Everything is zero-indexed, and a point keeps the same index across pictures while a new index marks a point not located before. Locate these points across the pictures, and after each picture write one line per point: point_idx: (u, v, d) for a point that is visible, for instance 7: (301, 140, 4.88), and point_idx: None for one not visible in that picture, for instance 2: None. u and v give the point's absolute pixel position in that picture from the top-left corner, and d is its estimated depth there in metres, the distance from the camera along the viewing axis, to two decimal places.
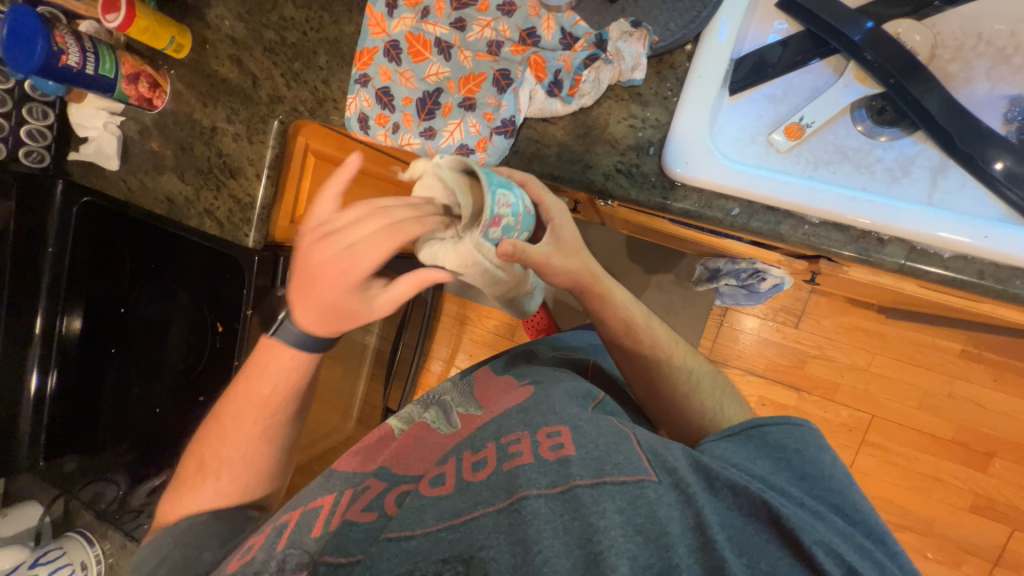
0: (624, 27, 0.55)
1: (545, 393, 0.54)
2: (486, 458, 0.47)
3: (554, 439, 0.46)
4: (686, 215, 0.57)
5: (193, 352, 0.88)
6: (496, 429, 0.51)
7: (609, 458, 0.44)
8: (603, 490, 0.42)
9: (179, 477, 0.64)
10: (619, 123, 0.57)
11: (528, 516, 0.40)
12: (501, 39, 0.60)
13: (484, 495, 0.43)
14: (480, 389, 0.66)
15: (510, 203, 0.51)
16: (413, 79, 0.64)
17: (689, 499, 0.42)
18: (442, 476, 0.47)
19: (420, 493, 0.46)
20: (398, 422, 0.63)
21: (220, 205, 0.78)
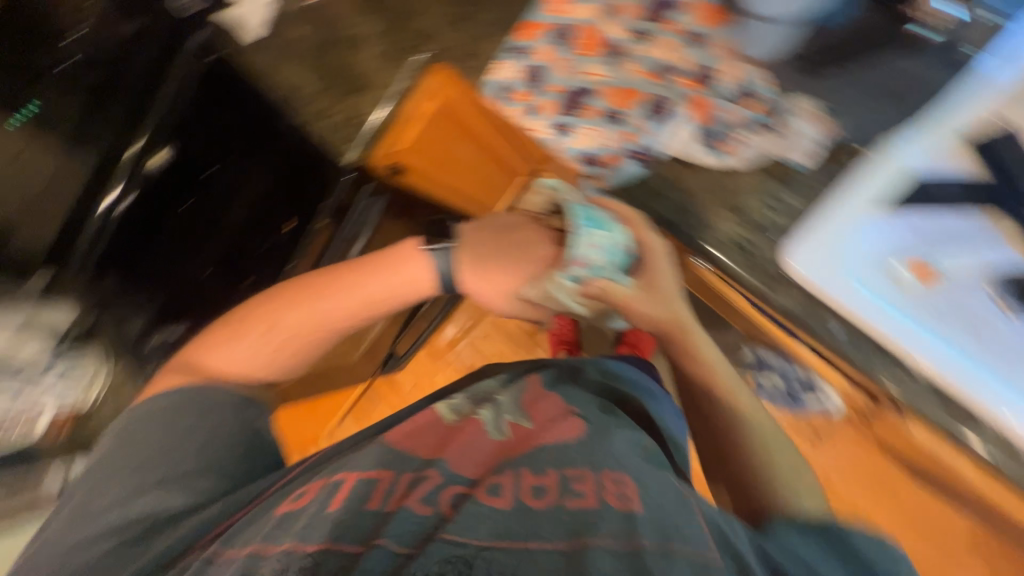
0: (805, 104, 0.53)
1: (605, 437, 0.55)
2: (546, 487, 0.48)
3: (618, 487, 0.48)
4: (785, 313, 0.54)
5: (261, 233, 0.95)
6: (553, 459, 0.53)
7: (672, 523, 0.45)
8: (671, 562, 0.40)
9: (236, 334, 0.70)
10: (756, 196, 0.54)
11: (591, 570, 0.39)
12: (676, 67, 0.57)
13: (544, 527, 0.44)
14: (529, 401, 0.64)
15: (597, 243, 0.65)
16: (570, 71, 0.62)
17: None
18: (498, 490, 0.48)
19: (479, 501, 0.47)
20: (449, 413, 0.65)
21: (338, 113, 0.81)
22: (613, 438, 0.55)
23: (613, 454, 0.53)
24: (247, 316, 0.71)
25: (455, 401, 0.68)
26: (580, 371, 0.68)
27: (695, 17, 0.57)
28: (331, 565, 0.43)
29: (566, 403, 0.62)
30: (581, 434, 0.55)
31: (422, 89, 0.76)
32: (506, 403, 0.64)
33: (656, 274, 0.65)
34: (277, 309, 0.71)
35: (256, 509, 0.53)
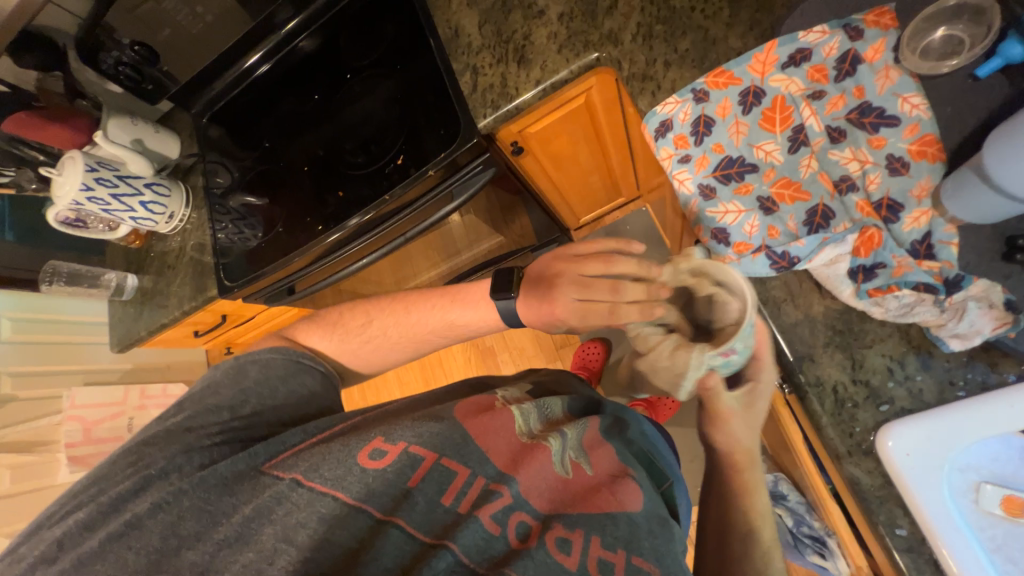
0: (993, 294, 0.45)
1: (659, 513, 0.45)
2: (615, 564, 0.39)
3: None
4: (854, 489, 0.48)
5: (362, 155, 0.90)
6: (628, 534, 0.41)
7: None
8: None
9: (331, 319, 0.67)
10: (879, 356, 0.49)
11: None
12: (859, 184, 0.52)
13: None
14: (591, 445, 0.50)
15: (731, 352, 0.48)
16: (742, 137, 0.58)
17: None
18: (570, 546, 0.39)
19: (547, 549, 0.39)
20: (521, 420, 0.50)
21: (488, 73, 0.78)
22: (671, 532, 0.43)
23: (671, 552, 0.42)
24: (352, 305, 0.69)
25: (512, 391, 0.57)
26: (625, 426, 0.55)
27: (909, 143, 0.51)
28: (393, 546, 0.39)
29: (621, 458, 0.49)
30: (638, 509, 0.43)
31: (580, 81, 0.75)
32: (570, 436, 0.49)
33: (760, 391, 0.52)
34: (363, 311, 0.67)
35: (322, 444, 0.47)
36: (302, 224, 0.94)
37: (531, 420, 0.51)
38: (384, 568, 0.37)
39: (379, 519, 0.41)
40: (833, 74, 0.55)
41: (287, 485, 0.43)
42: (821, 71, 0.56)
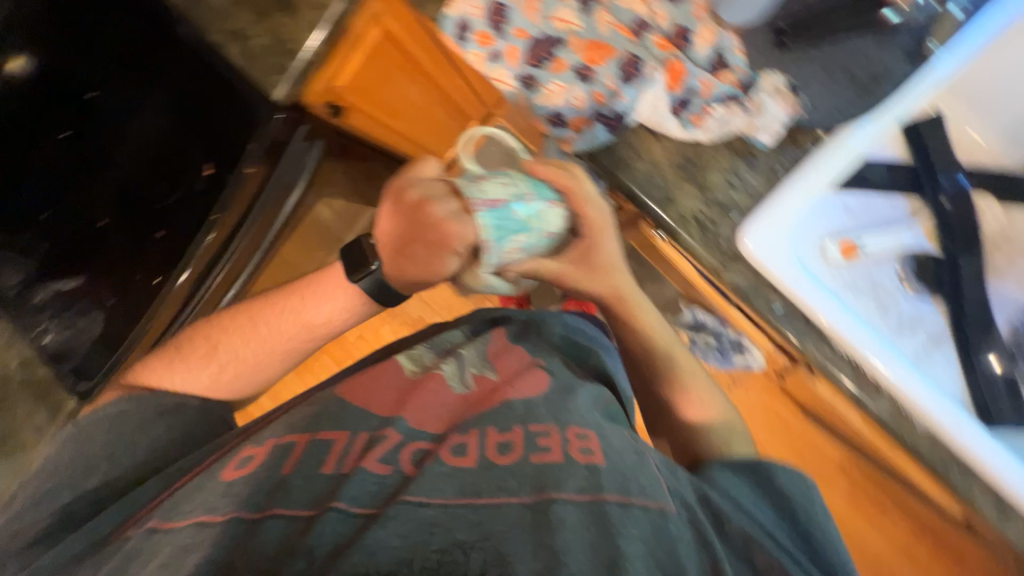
0: (778, 82, 0.52)
1: (569, 387, 0.50)
2: (512, 441, 0.43)
3: (584, 442, 0.42)
4: (735, 288, 0.56)
5: (167, 182, 0.79)
6: (523, 411, 0.46)
7: (634, 479, 0.39)
8: (633, 511, 0.36)
9: (175, 352, 0.63)
10: (719, 172, 0.54)
11: (557, 522, 0.35)
12: (651, 23, 0.54)
13: (509, 482, 0.39)
14: (494, 353, 0.56)
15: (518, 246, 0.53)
16: (538, 13, 0.56)
17: (705, 540, 0.38)
18: (464, 448, 0.42)
19: (441, 459, 0.41)
20: (410, 363, 0.56)
21: (254, 34, 0.66)
22: (573, 390, 0.50)
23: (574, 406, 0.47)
24: (188, 336, 0.64)
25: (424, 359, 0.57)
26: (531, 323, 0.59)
27: None
28: (274, 532, 0.37)
29: (528, 355, 0.55)
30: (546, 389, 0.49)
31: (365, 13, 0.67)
32: (466, 357, 0.55)
33: (596, 237, 0.58)
34: (224, 331, 0.63)
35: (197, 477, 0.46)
36: (137, 284, 0.80)
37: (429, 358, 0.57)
38: (260, 554, 0.35)
39: (251, 518, 0.39)
40: None
41: (140, 537, 0.41)
42: None
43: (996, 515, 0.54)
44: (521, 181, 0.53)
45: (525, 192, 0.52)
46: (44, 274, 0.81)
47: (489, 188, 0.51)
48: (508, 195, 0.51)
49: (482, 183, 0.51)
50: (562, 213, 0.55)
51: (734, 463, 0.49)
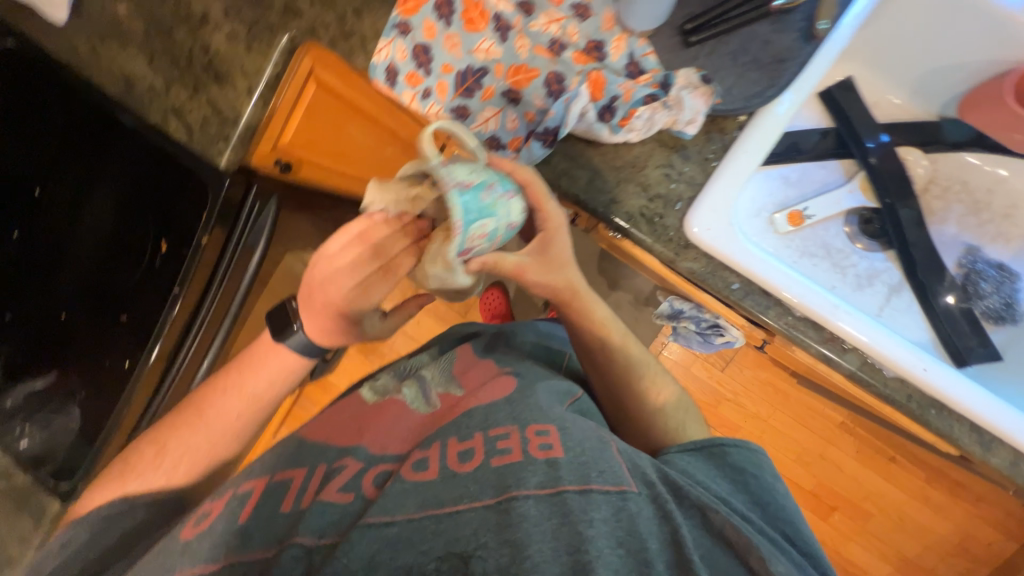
0: (692, 77, 0.54)
1: (530, 385, 0.53)
2: (472, 449, 0.44)
3: (542, 439, 0.43)
4: (692, 274, 0.58)
5: (122, 263, 0.77)
6: (484, 419, 0.48)
7: (595, 466, 0.41)
8: (590, 498, 0.39)
9: (122, 461, 0.60)
10: (655, 169, 0.57)
11: (516, 518, 0.37)
12: (566, 41, 0.56)
13: (470, 489, 0.41)
14: (461, 368, 0.60)
15: (486, 232, 0.48)
16: (460, 47, 0.58)
17: (668, 516, 0.39)
18: (425, 463, 0.44)
19: (401, 477, 0.43)
20: (372, 392, 0.61)
21: (193, 109, 0.68)
22: (536, 390, 0.51)
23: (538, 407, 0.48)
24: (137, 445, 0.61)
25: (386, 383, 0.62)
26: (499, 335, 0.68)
27: None
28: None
29: (498, 365, 0.59)
30: (514, 390, 0.51)
31: (295, 71, 0.67)
32: (432, 377, 0.60)
33: (550, 237, 0.57)
34: (172, 429, 0.61)
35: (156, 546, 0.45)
36: (105, 371, 0.76)
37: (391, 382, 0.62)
38: None
39: (213, 568, 0.40)
40: None
41: None
42: None
43: (979, 449, 0.56)
44: (487, 170, 0.48)
45: (493, 182, 0.47)
46: (14, 375, 0.79)
47: (457, 171, 0.45)
48: (478, 180, 0.46)
49: (450, 165, 0.45)
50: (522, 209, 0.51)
51: (687, 450, 0.51)
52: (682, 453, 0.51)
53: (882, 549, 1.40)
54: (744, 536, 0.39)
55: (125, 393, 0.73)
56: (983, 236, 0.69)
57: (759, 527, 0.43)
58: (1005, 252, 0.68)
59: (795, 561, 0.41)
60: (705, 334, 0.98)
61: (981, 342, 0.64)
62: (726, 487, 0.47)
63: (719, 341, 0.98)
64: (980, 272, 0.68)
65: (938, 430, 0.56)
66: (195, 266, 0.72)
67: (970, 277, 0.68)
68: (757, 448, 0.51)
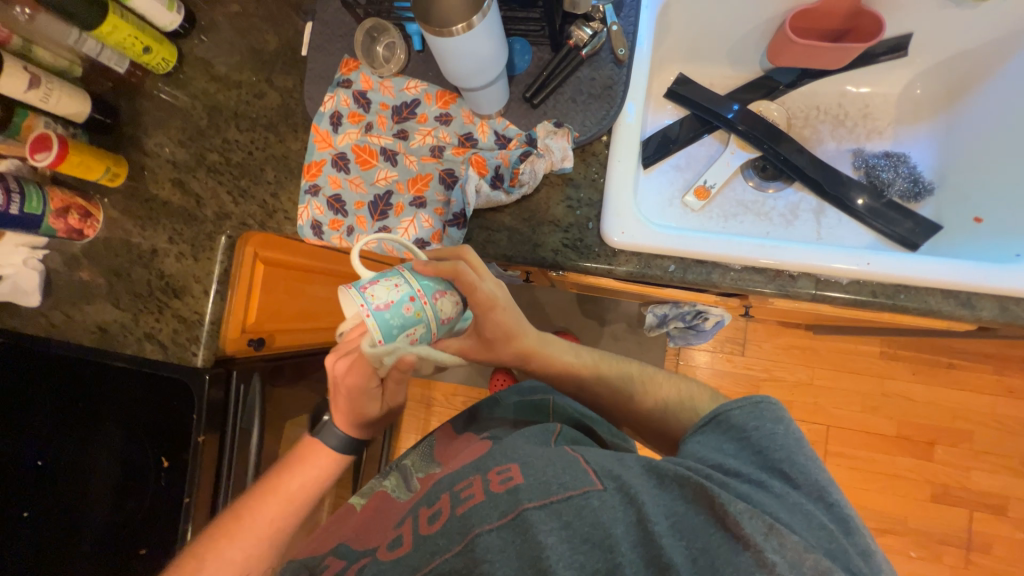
0: (548, 127, 0.64)
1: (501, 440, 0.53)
2: (439, 509, 0.45)
3: (503, 474, 0.45)
4: (631, 276, 0.63)
5: (130, 498, 0.75)
6: (451, 479, 0.49)
7: (555, 479, 0.43)
8: (550, 510, 0.41)
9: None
10: (558, 205, 0.64)
11: (483, 554, 0.40)
12: (443, 144, 0.67)
13: (439, 542, 0.42)
14: (442, 449, 0.65)
15: (416, 337, 0.55)
16: (363, 184, 0.68)
17: (632, 499, 0.41)
18: (400, 538, 0.45)
19: (379, 560, 0.44)
20: (359, 498, 0.62)
21: (162, 327, 0.75)
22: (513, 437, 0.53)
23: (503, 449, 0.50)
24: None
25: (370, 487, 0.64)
26: (478, 410, 0.71)
27: (435, 104, 0.68)
28: None
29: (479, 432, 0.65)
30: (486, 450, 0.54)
31: (238, 261, 0.77)
32: (413, 465, 0.63)
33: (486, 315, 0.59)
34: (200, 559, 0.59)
35: None
36: None
37: (377, 481, 0.64)
38: None
39: None
40: (362, 110, 0.69)
41: None
42: (355, 114, 0.69)
43: (966, 311, 0.57)
44: (410, 280, 0.54)
45: (415, 290, 0.53)
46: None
47: (377, 292, 0.52)
48: (398, 296, 0.53)
49: (369, 290, 0.52)
50: (455, 300, 0.57)
51: (701, 427, 0.51)
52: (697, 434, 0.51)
53: (1002, 463, 1.27)
54: (709, 492, 0.40)
55: None
56: (859, 138, 0.77)
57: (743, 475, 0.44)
58: (884, 142, 0.76)
59: (778, 497, 0.42)
60: (695, 325, 0.99)
61: (916, 222, 0.68)
62: (727, 449, 0.47)
63: (711, 326, 0.99)
64: (876, 165, 0.74)
65: (918, 308, 0.58)
66: (199, 466, 0.72)
67: (871, 173, 0.74)
68: (758, 399, 0.50)
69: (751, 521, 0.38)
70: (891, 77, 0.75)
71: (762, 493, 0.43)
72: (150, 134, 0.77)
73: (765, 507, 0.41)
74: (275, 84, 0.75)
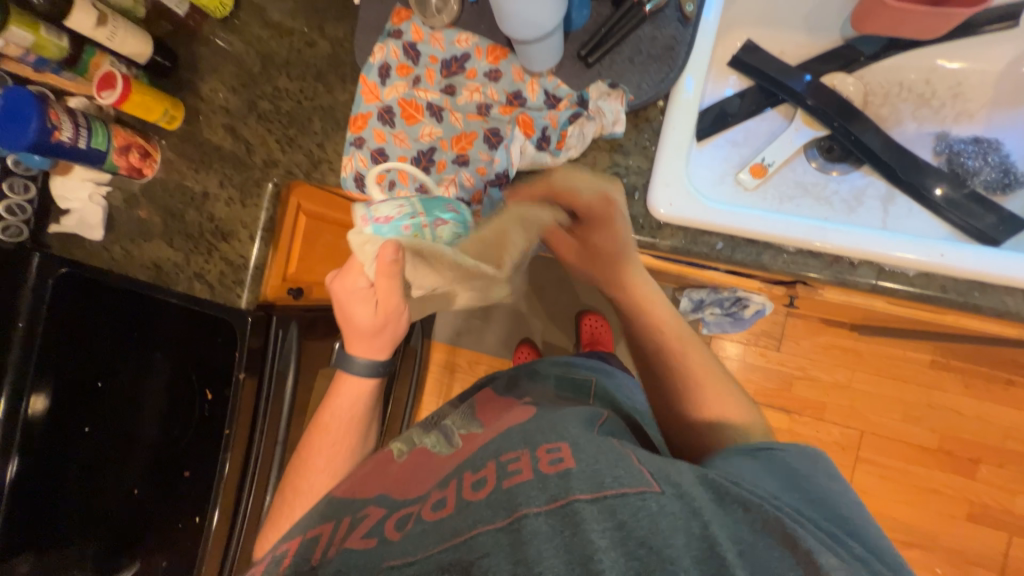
0: (602, 87, 0.61)
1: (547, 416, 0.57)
2: (484, 477, 0.50)
3: (551, 457, 0.49)
4: (675, 250, 0.60)
5: (177, 424, 0.81)
6: (496, 449, 0.54)
7: (608, 474, 0.46)
8: (603, 505, 0.44)
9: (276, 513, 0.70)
10: (604, 171, 0.62)
11: (528, 535, 0.43)
12: (490, 101, 0.65)
13: (483, 513, 0.46)
14: (482, 410, 0.68)
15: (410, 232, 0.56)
16: (407, 140, 0.67)
17: (694, 512, 0.43)
18: (443, 501, 0.50)
19: (423, 518, 0.49)
20: (399, 445, 0.66)
21: (210, 268, 0.80)
22: (560, 410, 0.57)
23: (553, 428, 0.54)
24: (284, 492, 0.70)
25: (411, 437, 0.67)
26: (518, 376, 0.75)
27: (485, 59, 0.66)
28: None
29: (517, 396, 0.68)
30: (530, 415, 0.59)
31: (283, 207, 0.79)
32: (454, 421, 0.67)
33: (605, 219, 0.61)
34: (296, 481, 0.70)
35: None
36: (179, 534, 0.77)
37: (418, 436, 0.67)
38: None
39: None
40: (411, 62, 0.68)
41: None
42: (404, 66, 0.68)
43: None
44: (415, 202, 0.57)
45: (417, 212, 0.56)
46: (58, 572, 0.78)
47: (381, 207, 0.56)
48: (399, 213, 0.56)
49: (374, 205, 0.56)
50: (455, 230, 0.59)
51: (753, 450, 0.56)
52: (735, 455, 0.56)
53: None
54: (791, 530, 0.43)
55: (211, 500, 0.75)
56: (945, 121, 0.70)
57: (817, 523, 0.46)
58: (974, 126, 0.69)
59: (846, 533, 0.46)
60: (732, 312, 0.96)
61: (999, 217, 0.62)
62: (792, 486, 0.51)
63: (750, 314, 0.96)
64: (961, 152, 0.68)
65: (991, 309, 0.53)
66: (239, 400, 0.77)
67: (954, 160, 0.68)
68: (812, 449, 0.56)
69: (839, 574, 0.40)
70: (995, 52, 0.67)
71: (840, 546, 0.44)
72: (206, 79, 0.79)
73: (854, 564, 0.42)
74: (327, 33, 0.75)
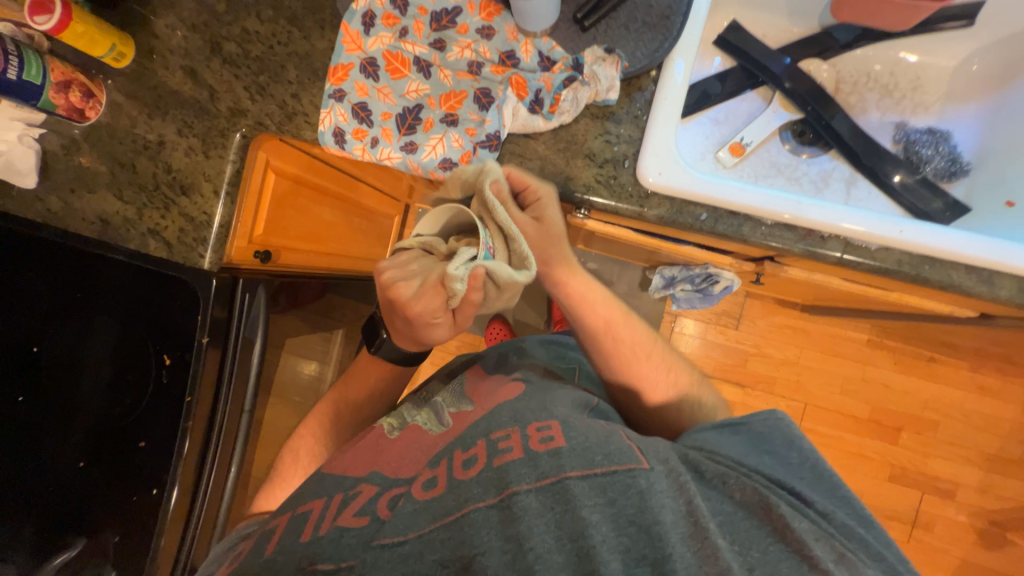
0: (598, 52, 0.61)
1: (542, 398, 0.62)
2: (475, 456, 0.54)
3: (544, 433, 0.54)
4: (661, 220, 0.62)
5: (127, 391, 0.75)
6: (486, 427, 0.58)
7: (602, 450, 0.51)
8: (592, 482, 0.48)
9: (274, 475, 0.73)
10: (596, 139, 0.62)
11: (519, 511, 0.46)
12: (481, 60, 0.63)
13: (474, 492, 0.49)
14: (471, 387, 0.71)
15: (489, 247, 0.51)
16: (392, 95, 0.64)
17: (682, 488, 0.49)
18: (434, 480, 0.53)
19: (414, 497, 0.52)
20: (390, 421, 0.70)
21: (168, 224, 0.74)
22: (547, 392, 0.63)
23: (541, 409, 0.59)
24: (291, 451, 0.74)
25: (409, 413, 0.71)
26: (507, 354, 0.78)
27: (478, 15, 0.64)
28: None
29: (506, 373, 0.72)
30: (521, 393, 0.64)
31: (251, 164, 0.74)
32: (444, 399, 0.70)
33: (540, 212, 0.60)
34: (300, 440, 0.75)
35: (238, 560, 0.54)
36: (132, 508, 0.72)
37: (409, 413, 0.71)
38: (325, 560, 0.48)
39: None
40: (397, 12, 0.64)
41: None
42: (390, 16, 0.64)
43: (984, 287, 0.58)
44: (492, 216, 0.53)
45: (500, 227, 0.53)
46: None
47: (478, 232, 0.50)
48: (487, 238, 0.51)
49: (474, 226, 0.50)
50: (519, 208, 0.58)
51: (718, 427, 0.59)
52: (700, 432, 0.60)
53: (962, 454, 1.35)
54: (768, 502, 0.48)
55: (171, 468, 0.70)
56: (904, 111, 0.75)
57: (786, 486, 0.52)
58: (929, 117, 0.75)
59: (839, 525, 0.49)
60: (702, 288, 1.01)
61: (945, 202, 0.69)
62: (768, 453, 0.55)
63: (719, 291, 1.00)
64: (916, 140, 0.73)
65: (939, 282, 0.59)
66: (203, 364, 0.72)
67: (909, 149, 0.73)
68: (780, 415, 0.60)
69: (813, 540, 0.46)
70: (951, 48, 0.72)
71: (810, 507, 0.50)
72: (160, 14, 0.71)
73: (825, 527, 0.48)
74: None
